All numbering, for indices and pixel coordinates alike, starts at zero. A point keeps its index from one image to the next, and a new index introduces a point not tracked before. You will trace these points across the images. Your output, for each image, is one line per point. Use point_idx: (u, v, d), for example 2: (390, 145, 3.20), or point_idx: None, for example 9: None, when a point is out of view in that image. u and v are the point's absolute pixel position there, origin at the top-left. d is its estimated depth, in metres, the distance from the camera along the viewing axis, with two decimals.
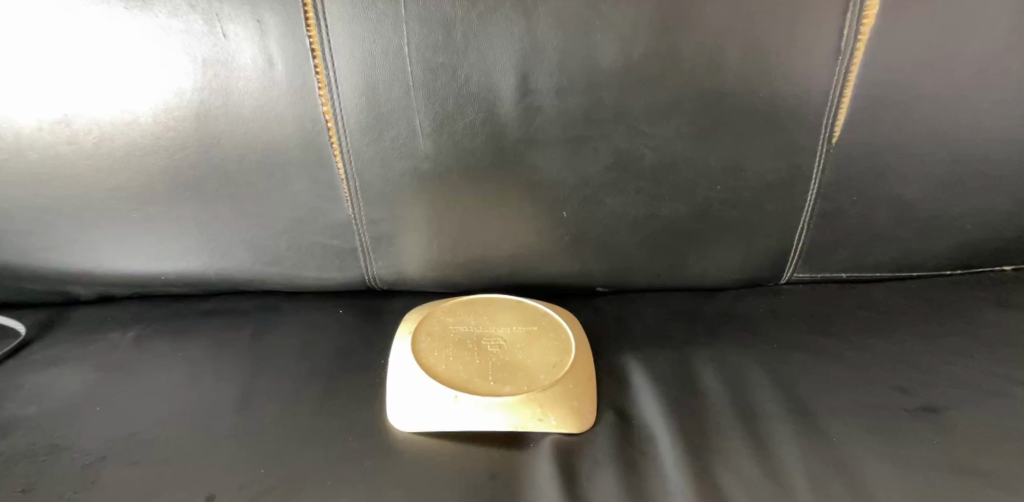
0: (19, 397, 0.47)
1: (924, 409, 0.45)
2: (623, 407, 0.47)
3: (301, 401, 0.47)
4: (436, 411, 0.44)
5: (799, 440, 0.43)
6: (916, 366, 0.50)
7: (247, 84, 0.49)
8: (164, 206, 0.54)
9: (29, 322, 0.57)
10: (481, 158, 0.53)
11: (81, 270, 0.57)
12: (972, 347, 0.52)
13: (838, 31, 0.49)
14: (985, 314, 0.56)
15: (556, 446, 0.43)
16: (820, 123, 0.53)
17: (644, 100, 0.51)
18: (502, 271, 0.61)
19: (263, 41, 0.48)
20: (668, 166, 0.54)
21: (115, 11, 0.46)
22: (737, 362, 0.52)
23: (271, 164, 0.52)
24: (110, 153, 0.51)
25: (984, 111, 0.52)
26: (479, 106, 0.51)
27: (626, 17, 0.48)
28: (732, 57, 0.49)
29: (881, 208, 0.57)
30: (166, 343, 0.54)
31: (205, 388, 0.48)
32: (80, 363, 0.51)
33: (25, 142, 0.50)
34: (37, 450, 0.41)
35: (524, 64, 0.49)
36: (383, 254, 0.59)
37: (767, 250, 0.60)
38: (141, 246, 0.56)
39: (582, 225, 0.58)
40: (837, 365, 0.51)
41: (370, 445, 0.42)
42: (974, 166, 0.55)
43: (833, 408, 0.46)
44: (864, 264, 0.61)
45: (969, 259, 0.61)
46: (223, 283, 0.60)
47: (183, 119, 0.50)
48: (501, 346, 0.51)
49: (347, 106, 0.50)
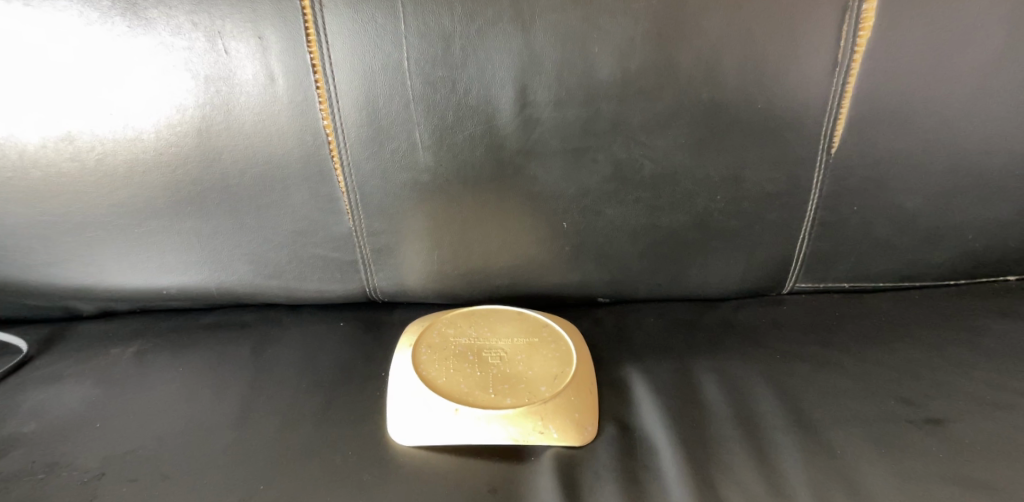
0: (19, 414, 0.47)
1: (929, 421, 0.44)
2: (623, 419, 0.47)
3: (300, 415, 0.47)
4: (436, 424, 0.44)
5: (799, 453, 0.42)
6: (919, 378, 0.49)
7: (248, 100, 0.49)
8: (165, 220, 0.54)
9: (31, 339, 0.58)
10: (480, 169, 0.53)
11: (84, 286, 0.58)
12: (976, 359, 0.51)
13: (836, 42, 0.49)
14: (991, 325, 0.55)
15: (557, 459, 0.43)
16: (820, 133, 0.52)
17: (642, 110, 0.51)
18: (502, 282, 0.61)
19: (264, 58, 0.48)
20: (668, 176, 0.54)
21: (117, 30, 0.47)
22: (739, 373, 0.51)
23: (272, 178, 0.53)
24: (112, 171, 0.52)
25: (985, 121, 0.52)
26: (478, 118, 0.51)
27: (624, 31, 0.48)
28: (730, 69, 0.49)
29: (882, 218, 0.56)
30: (167, 358, 0.55)
31: (206, 403, 0.49)
32: (81, 379, 0.52)
33: (30, 160, 0.51)
34: (35, 468, 0.42)
35: (522, 76, 0.49)
36: (384, 265, 0.59)
37: (768, 260, 0.59)
38: (145, 260, 0.57)
39: (581, 235, 0.58)
40: (840, 376, 0.50)
41: (368, 460, 0.43)
42: (977, 175, 0.54)
43: (835, 420, 0.45)
44: (866, 274, 0.60)
45: (973, 269, 0.61)
46: (224, 296, 0.61)
47: (185, 135, 0.50)
48: (502, 358, 0.51)
49: (347, 121, 0.51)
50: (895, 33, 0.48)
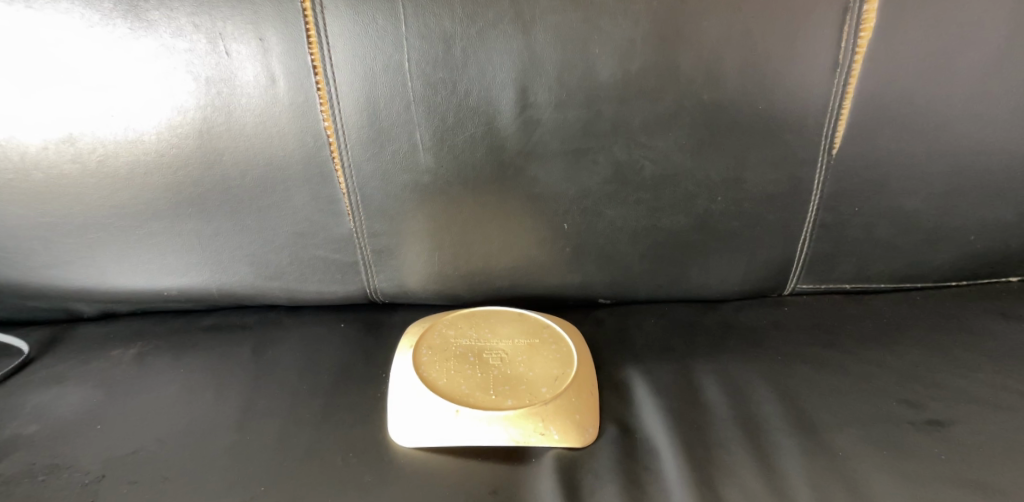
0: (20, 416, 0.47)
1: (930, 423, 0.44)
2: (623, 420, 0.47)
3: (301, 417, 0.47)
4: (437, 426, 0.44)
5: (800, 455, 0.42)
6: (921, 380, 0.49)
7: (249, 101, 0.49)
8: (166, 222, 0.54)
9: (33, 340, 0.58)
10: (481, 170, 0.53)
11: (85, 287, 0.58)
12: (978, 360, 0.51)
13: (836, 44, 0.49)
14: (993, 327, 0.55)
15: (558, 461, 0.43)
16: (821, 134, 0.52)
17: (643, 112, 0.51)
18: (503, 283, 0.61)
19: (265, 59, 0.48)
20: (668, 177, 0.54)
21: (119, 32, 0.47)
22: (740, 375, 0.51)
23: (272, 180, 0.53)
24: (114, 173, 0.52)
25: (986, 122, 0.52)
26: (478, 120, 0.51)
27: (624, 32, 0.48)
28: (731, 71, 0.49)
29: (883, 219, 0.56)
30: (167, 359, 0.55)
31: (206, 405, 0.49)
32: (82, 380, 0.52)
33: (31, 162, 0.51)
34: (36, 470, 0.42)
35: (523, 78, 0.49)
36: (385, 266, 0.59)
37: (769, 261, 0.59)
38: (146, 261, 0.57)
39: (582, 236, 0.58)
40: (841, 377, 0.50)
41: (369, 461, 0.43)
42: (978, 176, 0.54)
43: (837, 422, 0.45)
44: (867, 275, 0.60)
45: (975, 270, 0.60)
46: (225, 297, 0.61)
47: (186, 136, 0.50)
48: (502, 359, 0.51)
49: (348, 122, 0.51)
50: (896, 34, 0.48)
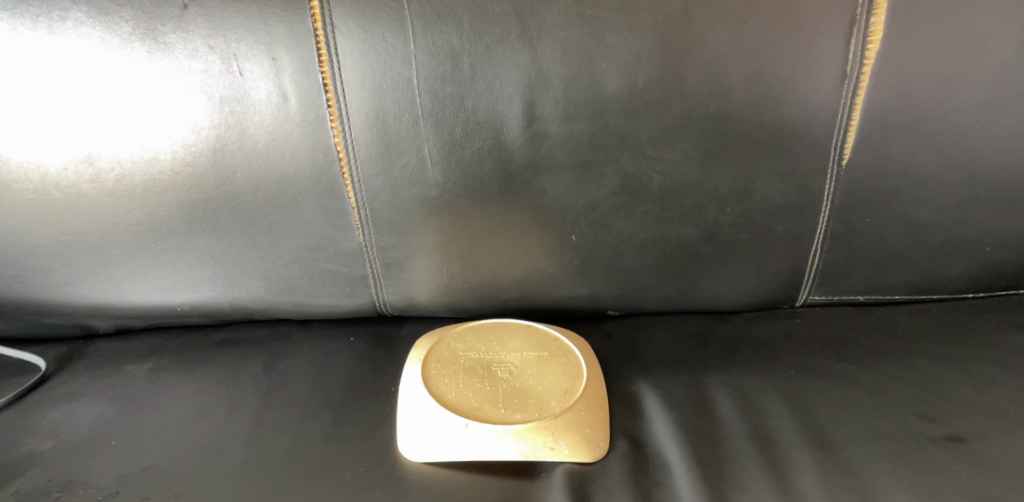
0: (37, 432, 0.48)
1: (950, 438, 0.43)
2: (634, 435, 0.47)
3: (311, 431, 0.47)
4: (446, 440, 0.44)
5: (815, 471, 0.41)
6: (940, 394, 0.48)
7: (262, 118, 0.50)
8: (179, 237, 0.55)
9: (49, 357, 0.59)
10: (488, 183, 0.54)
11: (100, 304, 0.59)
12: (998, 374, 0.50)
13: (843, 56, 0.48)
14: (1012, 340, 0.54)
15: (569, 476, 0.42)
16: (830, 145, 0.52)
17: (650, 124, 0.51)
18: (511, 295, 0.61)
19: (277, 78, 0.49)
20: (677, 189, 0.54)
21: (137, 55, 0.48)
22: (752, 388, 0.51)
23: (284, 196, 0.53)
24: (130, 191, 0.53)
25: (998, 132, 0.51)
26: (485, 133, 0.51)
27: (631, 45, 0.48)
28: (737, 84, 0.49)
29: (897, 229, 0.56)
30: (180, 375, 0.56)
31: (219, 419, 0.49)
32: (98, 396, 0.53)
33: (51, 182, 0.52)
34: (51, 487, 0.42)
35: (530, 92, 0.50)
36: (394, 279, 0.59)
37: (780, 273, 0.59)
38: (160, 277, 0.58)
39: (590, 248, 0.57)
40: (856, 391, 0.49)
41: (380, 477, 0.43)
42: (991, 186, 0.53)
43: (852, 436, 0.44)
44: (881, 286, 0.59)
45: (992, 282, 0.59)
46: (236, 312, 0.61)
47: (200, 154, 0.51)
48: (511, 372, 0.51)
49: (358, 138, 0.51)
50: (905, 44, 0.48)
